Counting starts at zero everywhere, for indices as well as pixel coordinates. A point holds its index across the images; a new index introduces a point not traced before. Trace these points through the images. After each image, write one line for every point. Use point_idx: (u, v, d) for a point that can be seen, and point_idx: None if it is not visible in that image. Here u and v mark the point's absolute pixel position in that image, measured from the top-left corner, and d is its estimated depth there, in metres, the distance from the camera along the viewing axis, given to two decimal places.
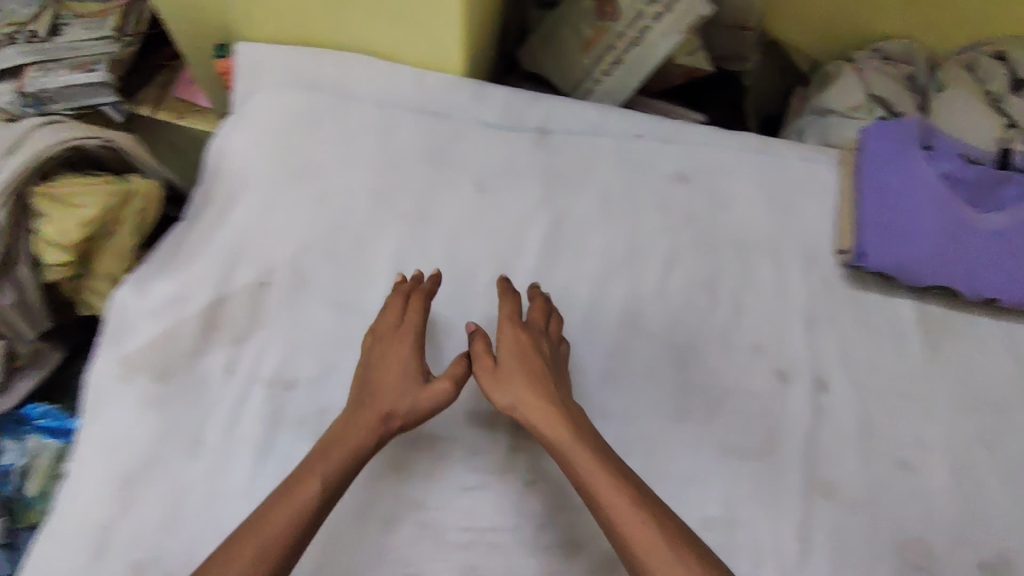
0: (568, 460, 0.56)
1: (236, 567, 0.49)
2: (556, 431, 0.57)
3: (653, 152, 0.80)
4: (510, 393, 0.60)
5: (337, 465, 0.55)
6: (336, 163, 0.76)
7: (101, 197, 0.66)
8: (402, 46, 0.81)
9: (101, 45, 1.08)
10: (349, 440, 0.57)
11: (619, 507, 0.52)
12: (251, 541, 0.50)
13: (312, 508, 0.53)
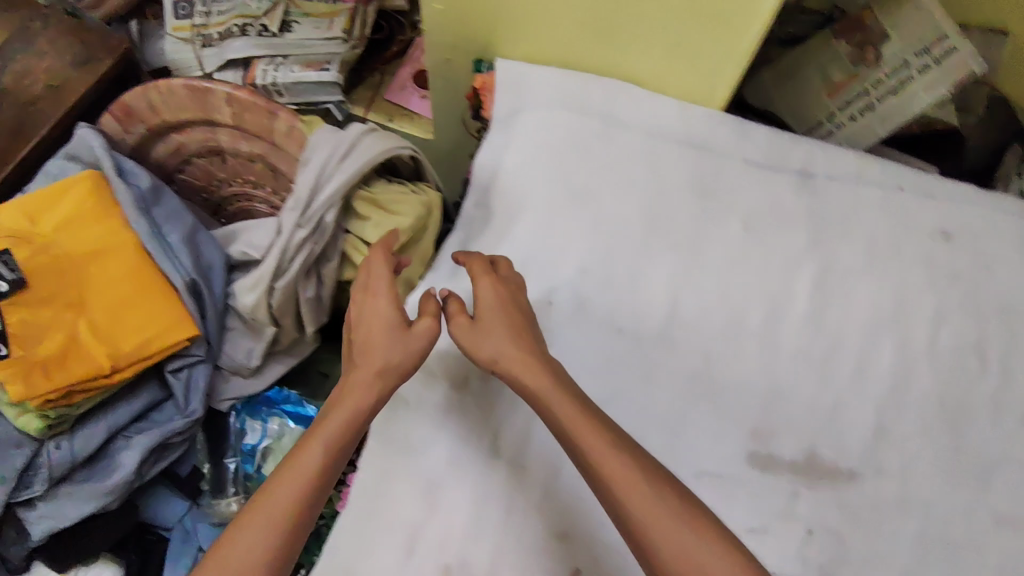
0: (556, 416, 0.55)
1: (251, 532, 0.49)
2: (540, 383, 0.56)
3: (916, 207, 0.80)
4: (491, 346, 0.59)
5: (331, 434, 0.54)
6: (611, 190, 0.78)
7: (415, 209, 0.70)
8: (667, 77, 0.83)
9: (329, 45, 1.11)
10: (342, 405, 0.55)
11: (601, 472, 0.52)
12: (257, 510, 0.50)
13: (316, 466, 0.52)
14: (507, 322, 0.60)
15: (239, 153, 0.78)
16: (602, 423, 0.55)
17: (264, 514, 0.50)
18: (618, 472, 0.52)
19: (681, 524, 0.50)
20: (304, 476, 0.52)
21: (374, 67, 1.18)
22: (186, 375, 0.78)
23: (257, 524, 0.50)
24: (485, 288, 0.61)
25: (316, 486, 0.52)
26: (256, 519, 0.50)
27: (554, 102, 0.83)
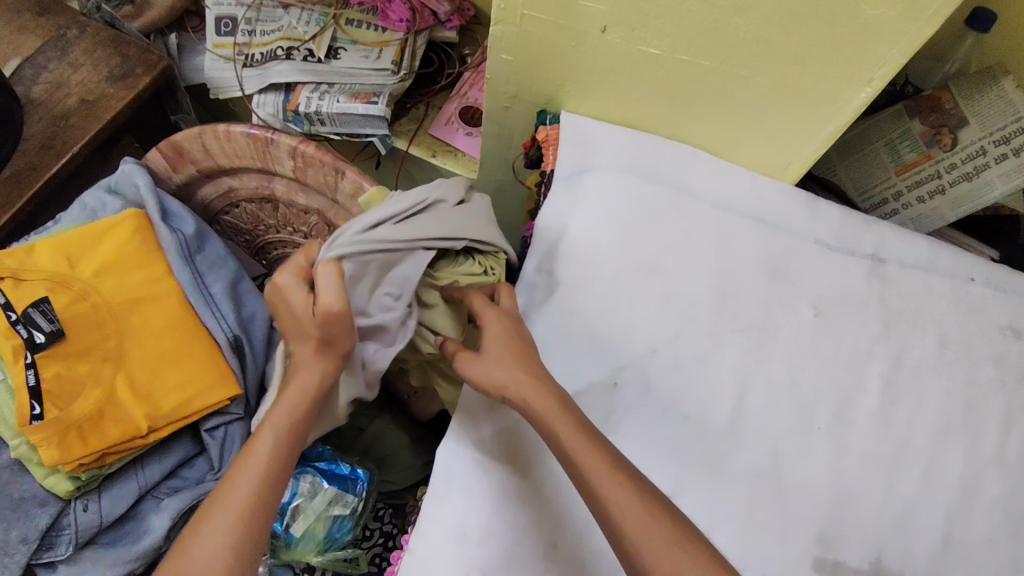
0: (551, 431, 0.57)
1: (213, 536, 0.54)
2: (542, 403, 0.59)
3: (987, 300, 0.78)
4: (500, 373, 0.61)
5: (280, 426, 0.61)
6: (679, 264, 0.75)
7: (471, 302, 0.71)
8: (740, 148, 0.82)
9: (378, 76, 1.08)
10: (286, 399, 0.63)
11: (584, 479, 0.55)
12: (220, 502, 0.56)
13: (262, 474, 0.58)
14: (511, 350, 0.62)
15: (293, 204, 0.76)
16: (588, 435, 0.57)
17: (229, 506, 0.56)
18: (597, 479, 0.54)
19: (663, 533, 0.52)
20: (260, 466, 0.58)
21: (418, 100, 1.14)
22: (221, 433, 0.74)
23: (225, 514, 0.55)
24: (489, 319, 0.65)
25: (270, 474, 0.59)
26: (220, 510, 0.56)
27: (623, 166, 0.81)
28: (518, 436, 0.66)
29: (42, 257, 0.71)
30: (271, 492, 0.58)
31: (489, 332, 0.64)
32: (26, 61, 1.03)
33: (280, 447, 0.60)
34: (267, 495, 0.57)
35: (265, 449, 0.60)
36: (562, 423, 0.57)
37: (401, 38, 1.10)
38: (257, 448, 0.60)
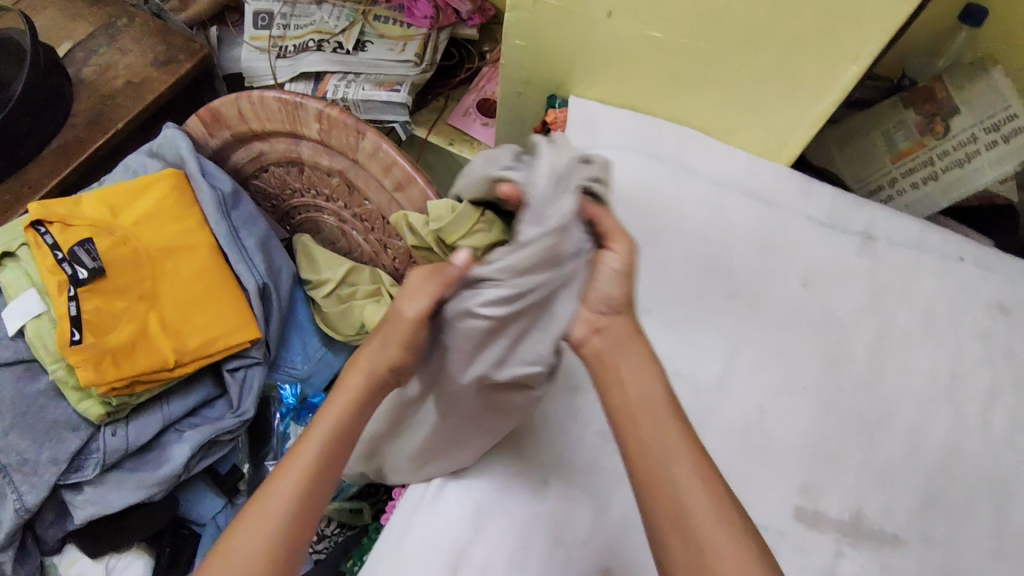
0: (654, 436, 0.53)
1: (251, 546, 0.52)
2: (656, 412, 0.54)
3: (975, 279, 0.81)
4: (627, 371, 0.55)
5: (318, 442, 0.56)
6: (675, 235, 0.79)
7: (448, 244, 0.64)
8: (740, 130, 0.86)
9: (402, 67, 1.15)
10: (328, 412, 0.58)
11: (665, 482, 0.52)
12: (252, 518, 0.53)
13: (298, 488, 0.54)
14: (616, 339, 0.55)
15: (318, 167, 0.82)
16: (691, 446, 0.53)
17: (257, 524, 0.53)
18: (672, 483, 0.52)
19: (729, 542, 0.50)
20: (292, 481, 0.55)
21: (439, 91, 1.21)
22: (241, 374, 0.86)
23: (250, 533, 0.52)
24: (608, 259, 0.53)
25: (303, 489, 0.55)
26: (258, 524, 0.53)
27: (627, 146, 0.85)
28: None
29: (89, 205, 0.80)
30: (300, 513, 0.54)
31: (600, 294, 0.54)
32: (78, 45, 1.12)
33: (319, 467, 0.56)
34: (299, 516, 0.54)
35: (300, 466, 0.55)
36: (665, 417, 0.54)
37: (424, 34, 1.16)
38: (290, 461, 0.56)
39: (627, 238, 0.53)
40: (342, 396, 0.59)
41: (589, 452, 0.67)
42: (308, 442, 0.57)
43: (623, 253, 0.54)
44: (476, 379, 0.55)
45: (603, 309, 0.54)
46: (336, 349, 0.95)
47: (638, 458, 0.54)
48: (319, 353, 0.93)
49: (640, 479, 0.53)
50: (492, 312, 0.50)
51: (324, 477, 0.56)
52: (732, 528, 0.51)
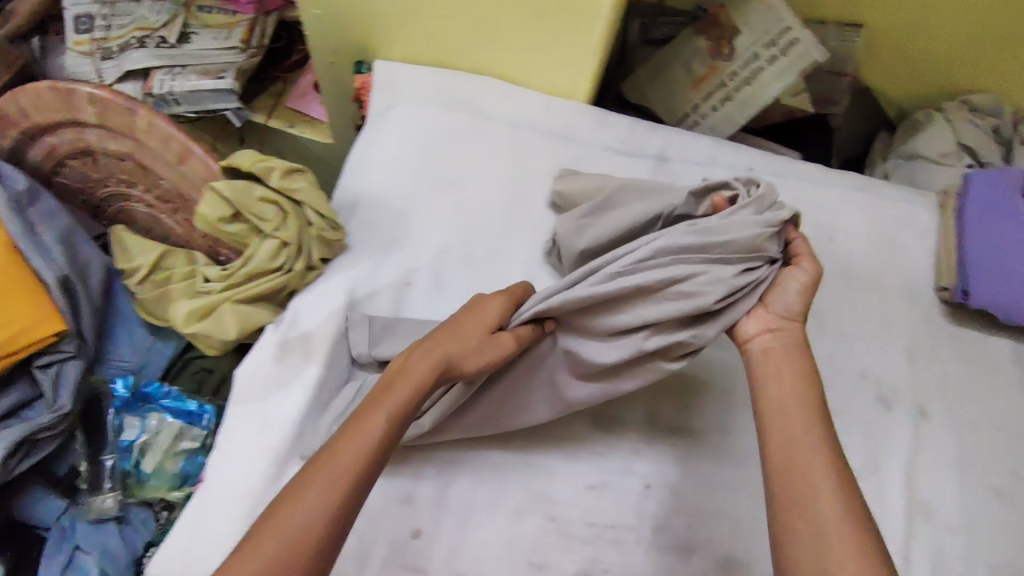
0: (790, 429, 0.58)
1: (307, 502, 0.50)
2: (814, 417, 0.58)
3: (763, 185, 0.86)
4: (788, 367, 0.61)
5: (383, 420, 0.55)
6: (474, 178, 0.82)
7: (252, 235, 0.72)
8: (532, 73, 0.88)
9: (228, 54, 1.14)
10: (389, 394, 0.56)
11: (804, 466, 0.55)
12: (286, 503, 0.50)
13: (369, 450, 0.53)
14: (779, 352, 0.62)
15: (109, 152, 0.83)
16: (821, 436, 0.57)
17: (315, 520, 0.49)
18: (814, 475, 0.55)
19: (852, 513, 0.53)
20: (362, 458, 0.52)
21: (274, 77, 1.21)
22: (54, 370, 0.82)
23: (303, 525, 0.49)
24: (793, 278, 0.64)
25: (351, 475, 0.51)
26: (287, 510, 0.49)
27: (426, 99, 0.87)
28: (326, 326, 0.70)
29: None
30: (347, 499, 0.51)
31: (782, 302, 0.64)
32: None
33: (371, 449, 0.53)
34: (338, 502, 0.50)
35: (362, 448, 0.53)
36: (802, 418, 0.58)
37: (249, 18, 1.16)
38: (349, 437, 0.54)
39: (812, 260, 0.65)
40: (400, 384, 0.57)
41: None
42: (375, 423, 0.54)
43: (790, 307, 0.64)
44: (643, 337, 0.62)
45: (783, 313, 0.64)
46: (167, 336, 0.93)
47: (786, 446, 0.57)
48: (148, 343, 0.92)
49: (778, 463, 0.56)
50: (703, 290, 0.60)
51: (368, 462, 0.52)
52: (847, 497, 0.54)
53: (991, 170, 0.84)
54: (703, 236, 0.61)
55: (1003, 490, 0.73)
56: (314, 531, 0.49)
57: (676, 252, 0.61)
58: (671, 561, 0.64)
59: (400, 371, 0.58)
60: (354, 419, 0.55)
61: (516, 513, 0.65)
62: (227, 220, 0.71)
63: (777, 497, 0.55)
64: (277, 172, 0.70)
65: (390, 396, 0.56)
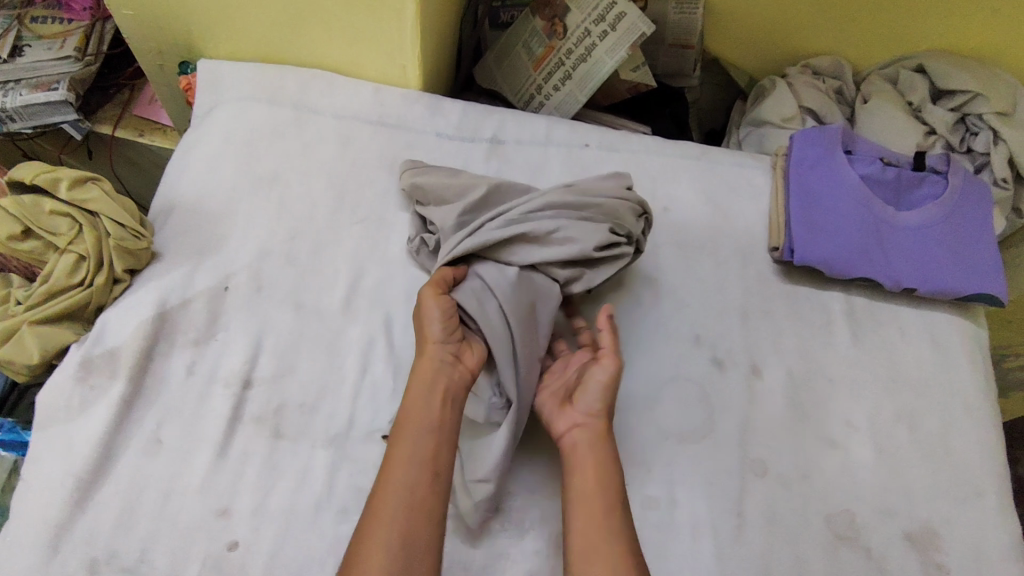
0: (584, 519, 0.58)
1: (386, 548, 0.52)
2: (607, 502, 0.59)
3: (599, 159, 0.86)
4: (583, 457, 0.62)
5: (427, 442, 0.59)
6: (298, 174, 0.80)
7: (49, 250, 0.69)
8: (357, 60, 0.86)
9: (61, 64, 1.08)
10: (410, 425, 0.59)
11: (594, 548, 0.56)
12: (377, 535, 0.53)
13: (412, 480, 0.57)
14: (589, 441, 0.63)
15: None
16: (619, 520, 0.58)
17: (412, 539, 0.53)
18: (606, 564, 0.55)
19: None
20: (415, 476, 0.56)
21: (119, 84, 1.15)
22: None
23: (399, 546, 0.53)
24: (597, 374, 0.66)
25: (412, 497, 0.55)
26: (380, 539, 0.53)
27: (250, 95, 0.85)
28: (134, 338, 0.67)
29: None
30: (427, 514, 0.55)
31: (586, 399, 0.65)
32: None
33: (418, 470, 0.57)
34: (418, 515, 0.55)
35: (407, 474, 0.56)
36: (597, 506, 0.59)
37: (84, 25, 1.11)
38: (397, 468, 0.57)
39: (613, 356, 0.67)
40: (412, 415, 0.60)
41: (206, 400, 0.66)
42: (411, 449, 0.58)
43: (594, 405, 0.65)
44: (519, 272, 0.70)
45: (587, 411, 0.65)
46: None
47: (581, 533, 0.58)
48: None
49: (575, 549, 0.57)
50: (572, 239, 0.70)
51: (428, 482, 0.57)
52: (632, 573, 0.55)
53: (811, 130, 0.87)
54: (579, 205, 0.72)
55: (835, 439, 0.75)
56: (398, 547, 0.52)
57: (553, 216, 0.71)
58: (505, 544, 0.63)
59: (414, 400, 0.61)
60: (394, 453, 0.58)
61: (342, 512, 0.62)
62: (18, 236, 0.68)
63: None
64: (65, 183, 0.67)
65: (411, 423, 0.59)
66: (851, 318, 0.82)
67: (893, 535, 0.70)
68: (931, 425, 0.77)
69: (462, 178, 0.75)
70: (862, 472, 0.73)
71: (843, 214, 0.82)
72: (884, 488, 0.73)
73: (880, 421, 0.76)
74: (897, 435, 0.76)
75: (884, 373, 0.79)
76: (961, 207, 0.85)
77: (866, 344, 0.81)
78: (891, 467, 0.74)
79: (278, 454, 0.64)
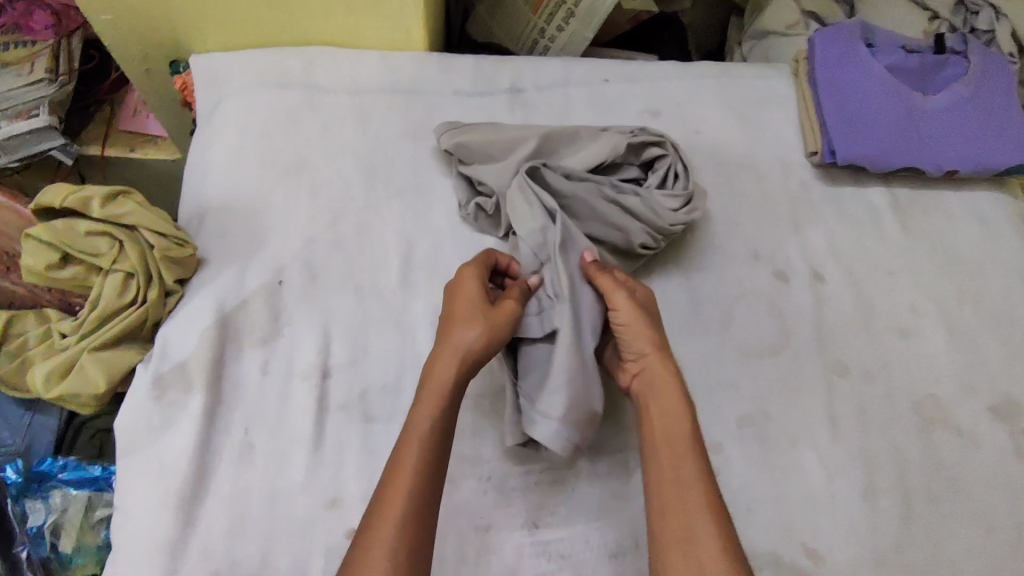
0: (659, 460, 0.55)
1: (387, 535, 0.48)
2: (679, 440, 0.55)
3: (623, 93, 0.85)
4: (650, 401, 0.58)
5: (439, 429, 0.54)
6: (324, 155, 0.77)
7: (92, 274, 0.66)
8: (358, 30, 0.82)
9: (33, 88, 1.00)
10: (429, 396, 0.55)
11: (676, 496, 0.52)
12: (385, 517, 0.49)
13: (424, 460, 0.52)
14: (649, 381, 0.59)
15: None
16: (699, 463, 0.54)
17: (418, 520, 0.50)
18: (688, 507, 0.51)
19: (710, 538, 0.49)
20: (435, 435, 0.53)
21: (98, 101, 1.09)
22: None
23: (409, 530, 0.49)
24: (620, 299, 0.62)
25: (425, 476, 0.51)
26: (388, 522, 0.49)
27: (254, 83, 0.81)
28: (201, 348, 0.65)
29: None
30: (432, 496, 0.51)
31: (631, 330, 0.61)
32: None
33: (431, 448, 0.53)
34: (426, 495, 0.51)
35: (422, 449, 0.52)
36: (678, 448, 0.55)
37: (51, 44, 1.03)
38: (410, 442, 0.53)
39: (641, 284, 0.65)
40: (429, 384, 0.56)
41: (288, 397, 0.65)
42: (430, 422, 0.54)
43: (641, 343, 0.60)
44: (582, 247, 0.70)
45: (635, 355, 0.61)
46: (44, 408, 0.83)
47: (660, 479, 0.54)
48: (25, 420, 0.82)
49: (656, 499, 0.53)
50: (635, 238, 0.70)
51: (439, 458, 0.53)
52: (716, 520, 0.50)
53: (828, 30, 0.86)
54: (636, 202, 0.71)
55: (906, 329, 0.75)
56: (406, 530, 0.49)
57: (604, 193, 0.71)
58: (614, 486, 0.64)
59: (435, 365, 0.57)
60: (409, 425, 0.54)
61: (449, 483, 0.62)
62: (57, 265, 0.65)
63: (658, 536, 0.51)
64: (97, 201, 0.64)
65: (431, 390, 0.55)
66: (898, 209, 0.82)
67: (978, 411, 0.72)
68: (992, 300, 0.78)
69: (508, 131, 0.73)
70: (939, 356, 0.74)
71: (877, 106, 0.81)
72: (961, 367, 0.74)
73: (947, 305, 0.77)
74: (963, 315, 0.77)
75: (939, 257, 0.80)
76: (987, 80, 0.84)
77: (917, 233, 0.81)
78: (965, 346, 0.75)
79: (373, 437, 0.64)
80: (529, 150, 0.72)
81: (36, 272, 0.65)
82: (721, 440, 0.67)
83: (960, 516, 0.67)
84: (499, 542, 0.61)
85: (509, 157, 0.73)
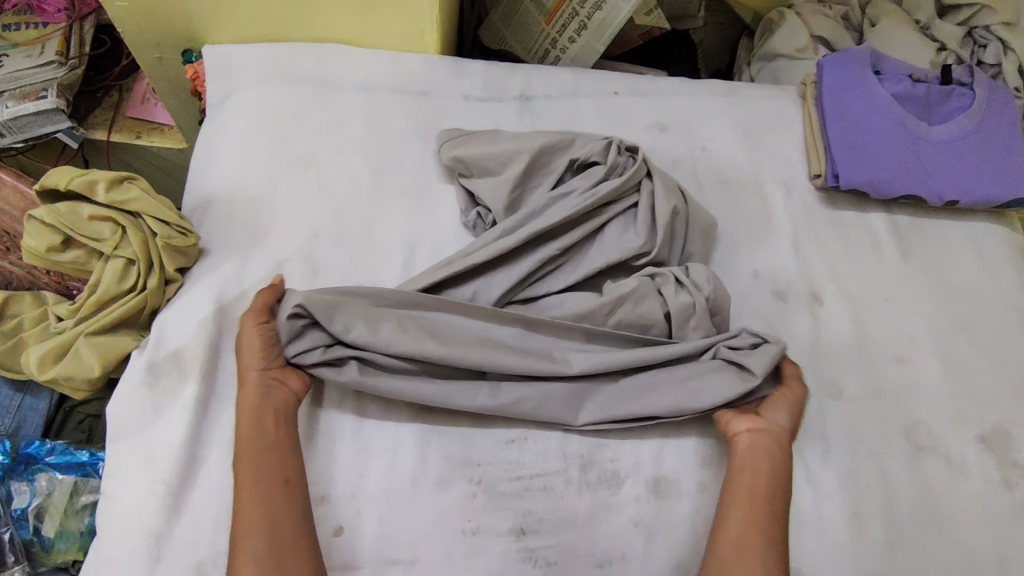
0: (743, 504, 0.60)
1: (249, 547, 0.53)
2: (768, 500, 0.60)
3: (632, 106, 0.86)
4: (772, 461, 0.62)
5: (265, 447, 0.58)
6: (331, 150, 0.78)
7: (94, 259, 0.67)
8: (371, 29, 0.82)
9: (42, 71, 0.99)
10: (243, 426, 0.59)
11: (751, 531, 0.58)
12: (243, 536, 0.54)
13: (257, 478, 0.56)
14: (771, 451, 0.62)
15: None
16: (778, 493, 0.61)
17: (277, 522, 0.55)
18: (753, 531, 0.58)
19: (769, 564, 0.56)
20: (263, 456, 0.58)
21: (107, 86, 1.09)
22: None
23: (276, 534, 0.54)
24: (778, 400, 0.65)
25: (266, 486, 0.56)
26: (245, 541, 0.54)
27: (265, 77, 0.81)
28: (198, 335, 0.66)
29: None
30: (283, 502, 0.56)
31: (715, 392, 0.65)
32: None
33: (262, 462, 0.57)
34: (275, 503, 0.56)
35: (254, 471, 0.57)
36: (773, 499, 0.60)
37: (63, 27, 1.02)
38: (247, 469, 0.57)
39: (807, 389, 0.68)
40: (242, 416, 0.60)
41: None
42: (277, 446, 0.58)
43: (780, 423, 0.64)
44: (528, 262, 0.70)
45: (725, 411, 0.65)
46: (36, 390, 0.83)
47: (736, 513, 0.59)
48: (16, 402, 0.81)
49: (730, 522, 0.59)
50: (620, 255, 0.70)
51: (280, 470, 0.57)
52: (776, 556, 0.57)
53: (838, 55, 0.87)
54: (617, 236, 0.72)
55: (900, 354, 0.76)
56: (264, 537, 0.54)
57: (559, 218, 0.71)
58: (606, 496, 0.64)
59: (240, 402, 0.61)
60: (240, 457, 0.58)
61: (439, 484, 0.62)
62: (59, 247, 0.65)
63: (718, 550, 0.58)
64: (102, 186, 0.64)
65: (244, 422, 0.59)
66: (897, 235, 0.83)
67: (969, 441, 0.72)
68: (986, 330, 0.79)
69: (504, 144, 0.74)
70: (932, 383, 0.74)
71: (881, 132, 0.82)
72: (955, 394, 0.74)
73: (943, 333, 0.78)
74: (958, 343, 0.77)
75: (937, 285, 0.81)
76: (991, 113, 0.85)
77: (915, 259, 0.82)
78: (958, 373, 0.75)
79: (365, 434, 0.64)
80: (523, 167, 0.73)
81: (37, 254, 0.65)
82: (713, 455, 0.67)
83: (947, 545, 0.67)
84: (486, 547, 0.61)
85: (506, 174, 0.73)
